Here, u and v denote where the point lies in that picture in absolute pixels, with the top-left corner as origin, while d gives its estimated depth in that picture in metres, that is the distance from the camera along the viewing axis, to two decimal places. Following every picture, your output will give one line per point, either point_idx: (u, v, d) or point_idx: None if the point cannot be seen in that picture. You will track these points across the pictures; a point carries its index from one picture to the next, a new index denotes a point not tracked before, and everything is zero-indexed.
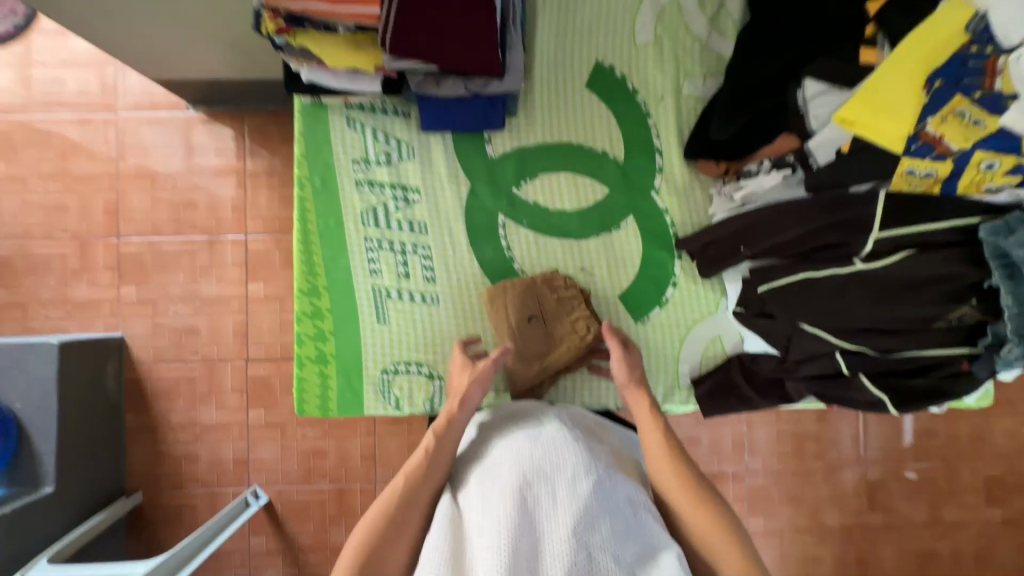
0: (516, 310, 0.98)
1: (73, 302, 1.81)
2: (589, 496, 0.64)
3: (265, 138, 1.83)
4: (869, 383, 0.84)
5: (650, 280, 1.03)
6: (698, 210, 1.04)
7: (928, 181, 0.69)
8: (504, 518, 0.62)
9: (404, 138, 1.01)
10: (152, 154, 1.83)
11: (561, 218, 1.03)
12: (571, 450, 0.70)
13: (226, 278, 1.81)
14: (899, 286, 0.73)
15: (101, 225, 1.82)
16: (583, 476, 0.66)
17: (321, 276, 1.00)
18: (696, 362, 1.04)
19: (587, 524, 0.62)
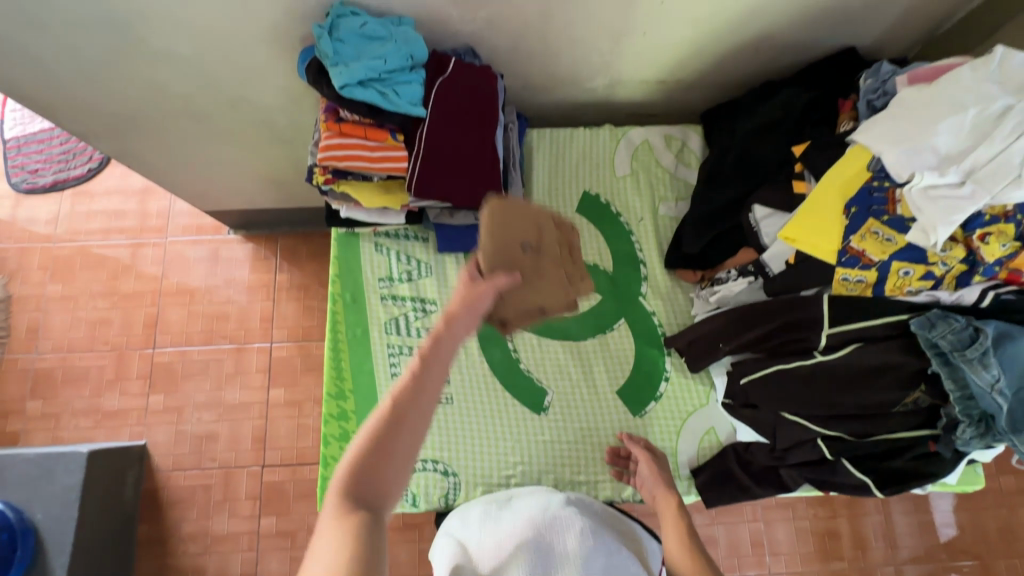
0: (512, 236, 0.81)
1: (103, 411, 1.90)
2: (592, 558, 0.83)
3: (295, 255, 2.04)
4: (852, 467, 0.90)
5: (643, 375, 1.14)
6: (682, 311, 1.17)
7: (861, 285, 0.83)
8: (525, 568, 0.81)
9: (423, 258, 1.19)
10: (193, 272, 2.04)
11: (561, 322, 1.17)
12: (578, 518, 0.88)
13: (250, 384, 1.92)
14: (857, 375, 0.84)
15: (140, 337, 1.98)
16: (590, 544, 0.85)
17: (348, 380, 1.12)
18: (693, 453, 1.11)
19: None
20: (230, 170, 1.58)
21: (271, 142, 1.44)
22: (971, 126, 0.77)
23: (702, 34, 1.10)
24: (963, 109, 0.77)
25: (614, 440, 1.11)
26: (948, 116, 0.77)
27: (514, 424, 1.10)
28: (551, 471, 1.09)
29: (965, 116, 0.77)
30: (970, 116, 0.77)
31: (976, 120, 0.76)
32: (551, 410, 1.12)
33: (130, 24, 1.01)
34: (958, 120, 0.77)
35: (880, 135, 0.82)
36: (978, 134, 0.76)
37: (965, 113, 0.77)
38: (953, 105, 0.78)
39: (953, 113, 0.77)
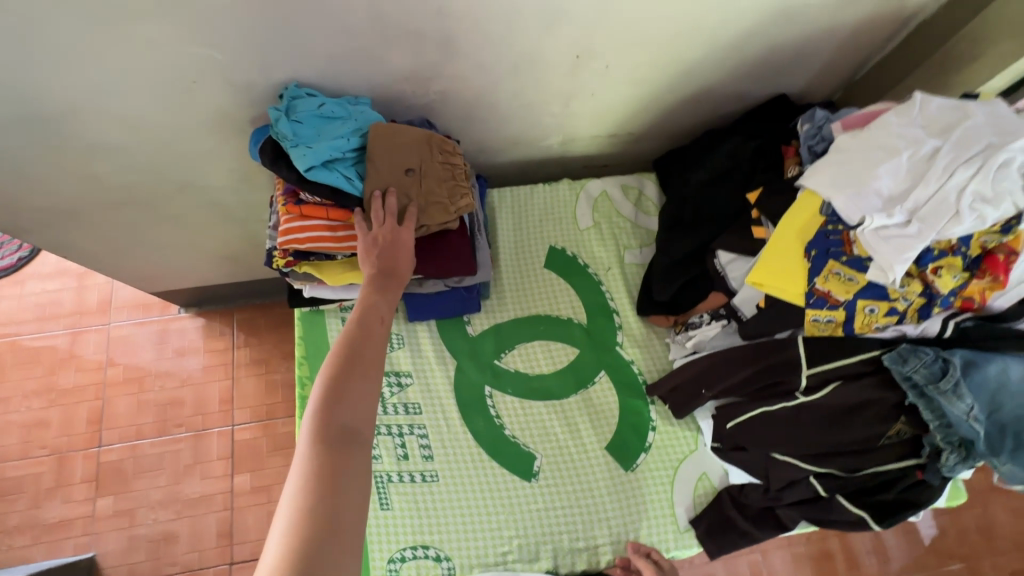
0: (392, 159, 0.92)
1: (42, 525, 1.71)
2: None
3: (253, 329, 1.94)
4: (847, 503, 0.90)
5: (630, 427, 1.12)
6: (659, 357, 1.17)
7: (831, 325, 0.85)
8: None
9: (394, 329, 1.15)
10: (141, 357, 1.90)
11: (542, 381, 1.14)
12: None
13: (211, 474, 1.78)
14: (839, 412, 0.86)
15: (83, 435, 1.81)
16: None
17: None
18: (689, 503, 1.08)
19: None
20: (179, 250, 1.51)
21: (222, 220, 1.38)
22: (908, 165, 0.82)
23: (646, 91, 1.15)
24: (897, 151, 0.83)
25: (609, 498, 1.07)
26: (886, 157, 0.83)
27: (505, 495, 1.06)
28: (549, 542, 1.03)
29: (900, 157, 0.82)
30: (905, 156, 0.82)
31: (911, 159, 0.82)
32: (541, 475, 1.08)
33: (62, 120, 0.95)
34: (895, 161, 0.82)
35: (828, 177, 0.86)
36: (914, 172, 0.82)
37: (900, 153, 0.83)
38: (887, 147, 0.84)
39: (889, 155, 0.83)
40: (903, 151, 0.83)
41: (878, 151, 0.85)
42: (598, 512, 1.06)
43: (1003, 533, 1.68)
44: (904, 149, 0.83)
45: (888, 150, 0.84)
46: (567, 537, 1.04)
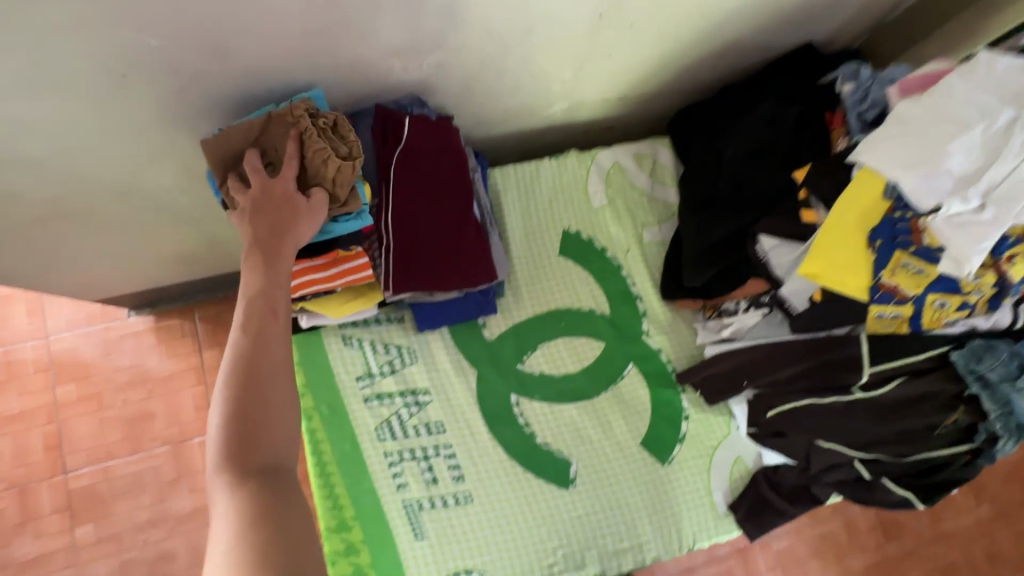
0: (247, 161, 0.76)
1: (17, 563, 1.56)
2: None
3: (221, 327, 1.75)
4: (893, 485, 0.90)
5: (663, 419, 1.08)
6: (687, 342, 1.11)
7: (896, 321, 0.79)
8: None
9: (404, 343, 1.03)
10: (94, 371, 1.69)
11: (570, 381, 1.07)
12: None
13: (200, 486, 1.66)
14: (895, 405, 0.83)
15: (43, 463, 1.62)
16: None
17: (347, 507, 0.95)
18: (726, 488, 1.07)
19: None
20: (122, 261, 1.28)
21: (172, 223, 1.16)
22: (982, 140, 0.74)
23: (668, 48, 1.00)
24: (970, 124, 0.74)
25: (649, 496, 1.04)
26: (958, 132, 0.74)
27: (544, 506, 1.00)
28: (593, 548, 1.01)
29: (973, 131, 0.74)
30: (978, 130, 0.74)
31: (986, 133, 0.74)
32: (579, 481, 1.03)
33: None
34: (969, 136, 0.74)
35: (891, 159, 0.78)
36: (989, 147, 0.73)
37: (973, 126, 0.74)
38: (957, 118, 0.75)
39: (961, 129, 0.74)
40: (977, 124, 0.74)
41: (947, 123, 0.75)
42: (638, 509, 1.03)
43: None
44: (976, 121, 0.74)
45: (959, 122, 0.75)
46: (611, 542, 1.01)
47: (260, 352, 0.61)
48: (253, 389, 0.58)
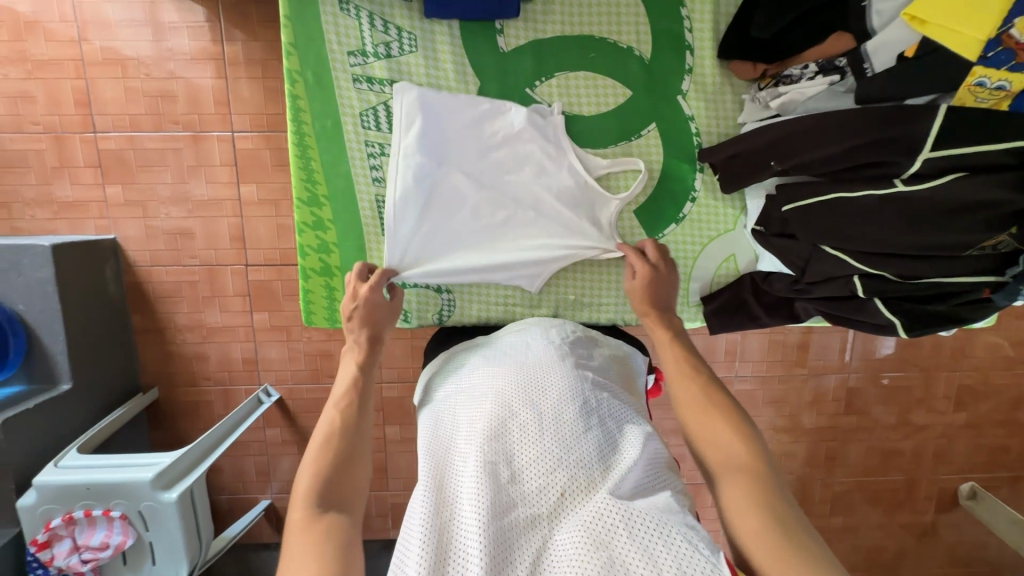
0: None
1: (59, 202, 1.75)
2: (504, 422, 0.75)
3: (243, 20, 1.63)
4: (882, 307, 0.83)
5: (667, 195, 0.99)
6: (727, 117, 0.96)
7: (998, 95, 0.67)
8: (494, 420, 0.75)
9: (406, 26, 0.89)
10: (117, 35, 1.64)
11: (578, 124, 0.95)
12: (497, 407, 0.77)
13: (217, 179, 1.75)
14: (935, 211, 0.70)
15: (75, 117, 1.69)
16: (499, 408, 0.77)
17: (320, 184, 0.94)
18: (707, 281, 1.03)
19: (505, 428, 0.74)
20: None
21: None
22: (551, 215, 0.97)
23: None
24: (471, 190, 0.95)
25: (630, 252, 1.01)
26: (420, 267, 0.97)
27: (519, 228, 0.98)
28: (552, 295, 1.03)
29: (422, 223, 0.96)
30: (409, 118, 0.91)
31: (473, 125, 0.93)
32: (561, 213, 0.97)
33: None
34: (500, 269, 0.98)
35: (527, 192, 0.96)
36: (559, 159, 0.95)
37: (433, 138, 0.92)
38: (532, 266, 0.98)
39: (477, 231, 0.97)
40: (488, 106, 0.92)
41: (449, 201, 0.95)
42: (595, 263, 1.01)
43: (976, 355, 1.88)
44: (408, 121, 0.91)
45: (525, 182, 0.95)
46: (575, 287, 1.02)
47: (345, 450, 0.77)
48: (341, 458, 0.75)
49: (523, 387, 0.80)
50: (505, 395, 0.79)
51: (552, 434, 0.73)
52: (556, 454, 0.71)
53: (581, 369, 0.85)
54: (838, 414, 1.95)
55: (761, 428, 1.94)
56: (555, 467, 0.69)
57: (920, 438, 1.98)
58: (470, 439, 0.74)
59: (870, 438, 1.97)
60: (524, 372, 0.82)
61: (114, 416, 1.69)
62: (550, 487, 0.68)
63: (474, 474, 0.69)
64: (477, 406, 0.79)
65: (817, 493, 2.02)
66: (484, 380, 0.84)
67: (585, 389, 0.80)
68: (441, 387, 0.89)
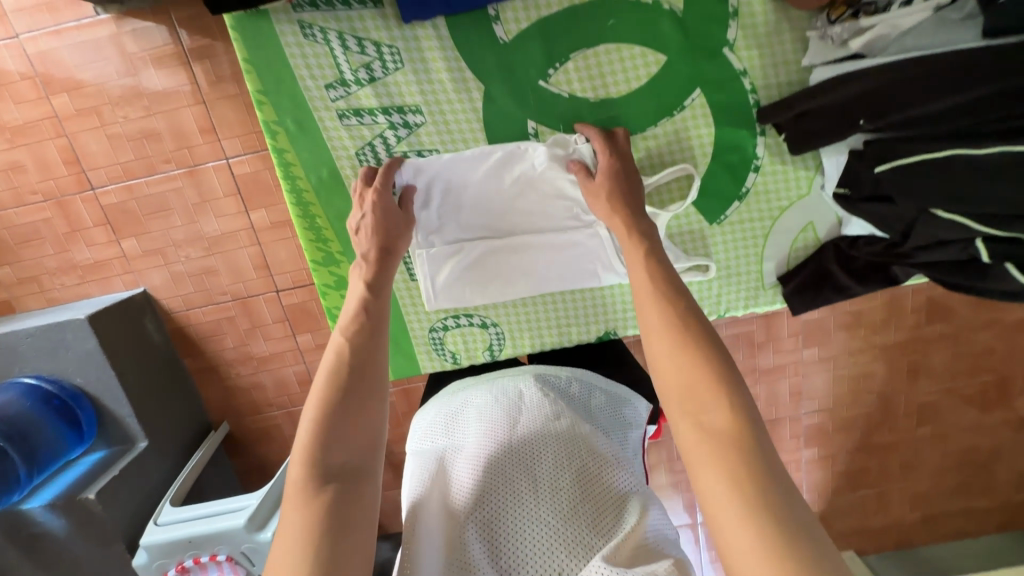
0: None
1: (81, 266, 1.72)
2: (488, 493, 0.67)
3: (204, 32, 1.47)
4: (1015, 272, 0.68)
5: (725, 171, 0.83)
6: (788, 64, 0.77)
7: None
8: (479, 492, 0.67)
9: (383, 39, 0.74)
10: (84, 82, 1.52)
11: (608, 110, 0.80)
12: (480, 476, 0.69)
13: (224, 211, 1.66)
14: None
15: (69, 178, 1.62)
16: (484, 477, 0.69)
17: (333, 242, 0.85)
18: (783, 257, 0.89)
19: (490, 501, 0.66)
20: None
21: None
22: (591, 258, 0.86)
23: None
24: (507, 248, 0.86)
25: None
26: (480, 340, 0.93)
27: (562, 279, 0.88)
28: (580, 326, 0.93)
29: (464, 290, 0.88)
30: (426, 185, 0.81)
31: (494, 175, 0.81)
32: None
33: None
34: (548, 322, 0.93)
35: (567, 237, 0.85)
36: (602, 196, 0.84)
37: (456, 202, 0.83)
38: (574, 314, 0.92)
39: (514, 283, 0.88)
40: (502, 154, 0.79)
41: (483, 263, 0.86)
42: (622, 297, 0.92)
43: None
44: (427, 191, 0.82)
45: (566, 226, 0.85)
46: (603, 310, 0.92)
47: (352, 382, 0.65)
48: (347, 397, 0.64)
49: (517, 447, 0.72)
50: (491, 459, 0.71)
51: (543, 504, 0.65)
52: (548, 527, 0.62)
53: (573, 419, 0.77)
54: (919, 326, 1.80)
55: (837, 356, 1.82)
56: (550, 543, 0.61)
57: (1013, 333, 1.82)
58: (454, 518, 0.67)
59: (958, 344, 1.83)
60: (510, 430, 0.74)
61: (194, 461, 1.75)
62: (547, 570, 0.60)
63: (458, 562, 0.61)
64: (459, 476, 0.71)
65: (903, 408, 1.92)
66: (465, 441, 0.76)
67: (579, 445, 0.72)
68: (427, 438, 0.81)
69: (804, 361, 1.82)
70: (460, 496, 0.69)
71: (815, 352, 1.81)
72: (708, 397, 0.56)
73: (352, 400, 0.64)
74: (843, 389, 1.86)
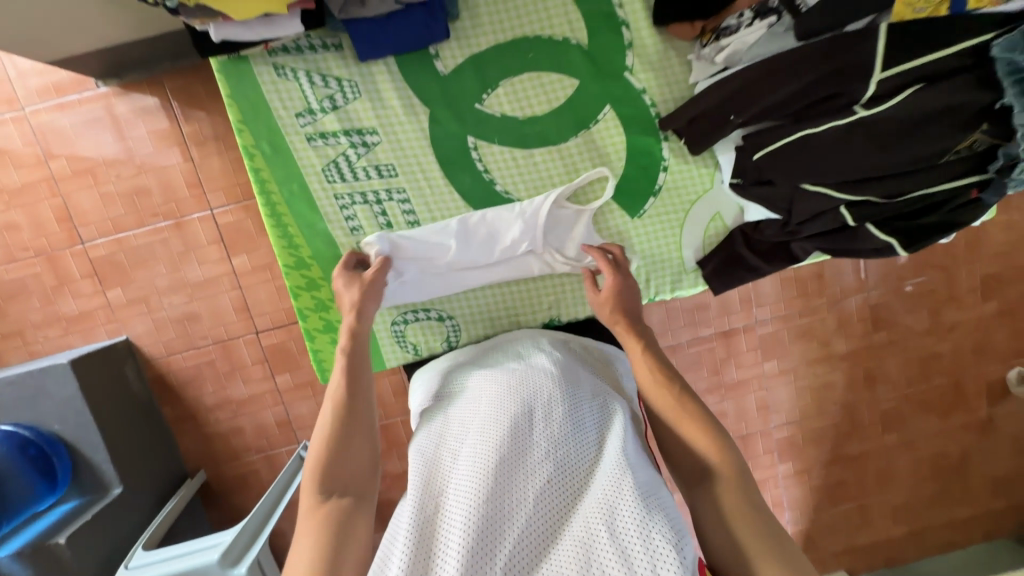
0: None
1: (66, 317, 1.79)
2: (495, 423, 0.76)
3: (194, 99, 1.65)
4: (875, 231, 0.82)
5: (638, 171, 0.99)
6: (678, 81, 0.95)
7: (933, 3, 0.68)
8: (488, 424, 0.76)
9: (344, 75, 0.90)
10: (82, 147, 1.68)
11: (535, 125, 0.95)
12: (489, 412, 0.78)
13: (208, 258, 1.77)
14: (901, 128, 0.70)
15: (61, 233, 1.73)
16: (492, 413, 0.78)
17: (303, 247, 0.96)
18: (699, 244, 1.03)
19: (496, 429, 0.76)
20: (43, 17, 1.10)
21: None
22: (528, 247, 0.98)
23: None
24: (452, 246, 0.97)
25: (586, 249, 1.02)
26: (438, 330, 1.03)
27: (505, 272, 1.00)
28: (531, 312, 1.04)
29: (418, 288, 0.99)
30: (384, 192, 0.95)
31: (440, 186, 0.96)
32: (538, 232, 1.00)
33: None
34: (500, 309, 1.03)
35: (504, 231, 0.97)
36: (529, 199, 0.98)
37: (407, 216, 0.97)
38: (524, 301, 1.03)
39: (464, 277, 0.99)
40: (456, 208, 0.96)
41: (433, 262, 0.97)
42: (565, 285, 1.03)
43: (994, 242, 1.84)
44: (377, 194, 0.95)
45: (502, 222, 0.97)
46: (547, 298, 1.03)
47: (345, 424, 0.79)
48: (341, 436, 0.78)
49: (521, 390, 0.81)
50: (498, 400, 0.80)
51: (542, 434, 0.74)
52: (548, 452, 0.72)
53: (571, 371, 0.87)
54: (868, 334, 1.91)
55: (795, 366, 1.91)
56: (550, 463, 0.71)
57: (955, 336, 1.94)
58: (465, 445, 0.75)
59: (906, 349, 1.94)
60: (515, 379, 0.84)
61: (167, 509, 1.73)
62: (540, 479, 0.69)
63: (468, 477, 0.70)
64: (470, 415, 0.80)
65: (866, 416, 1.99)
66: (476, 389, 0.85)
67: (576, 390, 0.82)
68: (439, 391, 0.90)
69: (765, 373, 1.91)
70: (470, 430, 0.78)
71: (774, 364, 1.90)
72: (700, 437, 0.76)
73: (341, 440, 0.78)
74: (806, 399, 1.94)
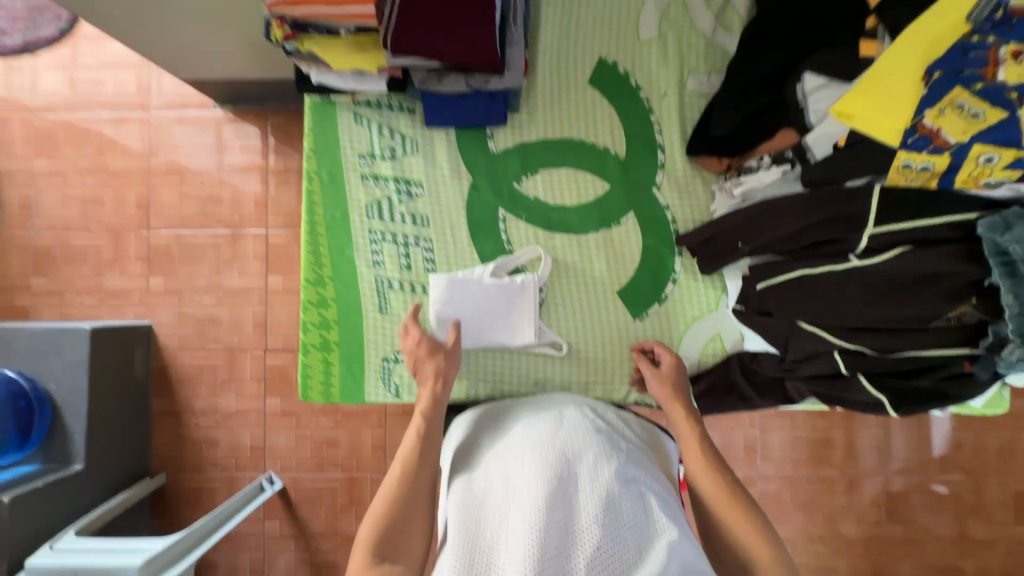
0: None
1: (106, 290, 1.92)
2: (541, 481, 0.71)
3: (287, 137, 1.89)
4: (868, 384, 0.82)
5: (649, 275, 1.04)
6: (700, 206, 1.03)
7: (924, 175, 0.70)
8: (532, 481, 0.71)
9: (409, 133, 1.04)
10: (181, 152, 1.92)
11: (561, 213, 1.04)
12: (533, 468, 0.74)
13: (248, 270, 1.90)
14: (893, 283, 0.73)
15: (134, 217, 1.93)
16: (537, 469, 0.73)
17: (326, 267, 1.04)
18: (695, 360, 1.04)
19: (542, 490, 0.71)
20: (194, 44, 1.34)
21: (228, 10, 1.18)
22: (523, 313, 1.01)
23: None
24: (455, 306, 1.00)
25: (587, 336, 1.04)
26: None
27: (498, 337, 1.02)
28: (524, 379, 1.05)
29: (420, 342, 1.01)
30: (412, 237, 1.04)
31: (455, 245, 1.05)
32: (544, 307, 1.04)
33: None
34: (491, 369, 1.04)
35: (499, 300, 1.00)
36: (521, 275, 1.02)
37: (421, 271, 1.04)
38: (515, 370, 1.04)
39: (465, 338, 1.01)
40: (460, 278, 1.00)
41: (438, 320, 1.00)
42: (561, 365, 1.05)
43: None
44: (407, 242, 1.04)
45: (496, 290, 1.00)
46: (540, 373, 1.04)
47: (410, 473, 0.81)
48: (404, 490, 0.79)
49: (563, 448, 0.77)
50: (539, 456, 0.75)
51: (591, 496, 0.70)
52: (598, 519, 0.67)
53: (610, 434, 0.83)
54: (880, 523, 1.63)
55: (794, 538, 1.63)
56: (602, 533, 0.66)
57: None
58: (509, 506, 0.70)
59: (925, 555, 1.62)
60: (556, 436, 0.79)
61: (115, 501, 1.69)
62: (596, 550, 0.65)
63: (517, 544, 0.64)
64: (510, 468, 0.76)
65: None
66: (515, 443, 0.81)
67: (621, 454, 0.78)
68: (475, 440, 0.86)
69: None
70: (512, 485, 0.73)
71: None
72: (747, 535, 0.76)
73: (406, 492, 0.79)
74: None
